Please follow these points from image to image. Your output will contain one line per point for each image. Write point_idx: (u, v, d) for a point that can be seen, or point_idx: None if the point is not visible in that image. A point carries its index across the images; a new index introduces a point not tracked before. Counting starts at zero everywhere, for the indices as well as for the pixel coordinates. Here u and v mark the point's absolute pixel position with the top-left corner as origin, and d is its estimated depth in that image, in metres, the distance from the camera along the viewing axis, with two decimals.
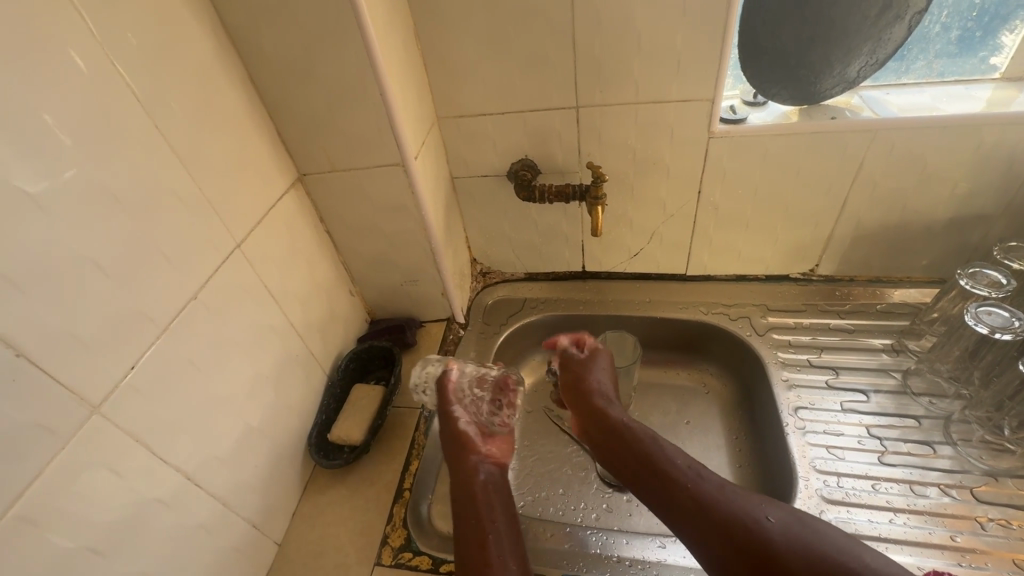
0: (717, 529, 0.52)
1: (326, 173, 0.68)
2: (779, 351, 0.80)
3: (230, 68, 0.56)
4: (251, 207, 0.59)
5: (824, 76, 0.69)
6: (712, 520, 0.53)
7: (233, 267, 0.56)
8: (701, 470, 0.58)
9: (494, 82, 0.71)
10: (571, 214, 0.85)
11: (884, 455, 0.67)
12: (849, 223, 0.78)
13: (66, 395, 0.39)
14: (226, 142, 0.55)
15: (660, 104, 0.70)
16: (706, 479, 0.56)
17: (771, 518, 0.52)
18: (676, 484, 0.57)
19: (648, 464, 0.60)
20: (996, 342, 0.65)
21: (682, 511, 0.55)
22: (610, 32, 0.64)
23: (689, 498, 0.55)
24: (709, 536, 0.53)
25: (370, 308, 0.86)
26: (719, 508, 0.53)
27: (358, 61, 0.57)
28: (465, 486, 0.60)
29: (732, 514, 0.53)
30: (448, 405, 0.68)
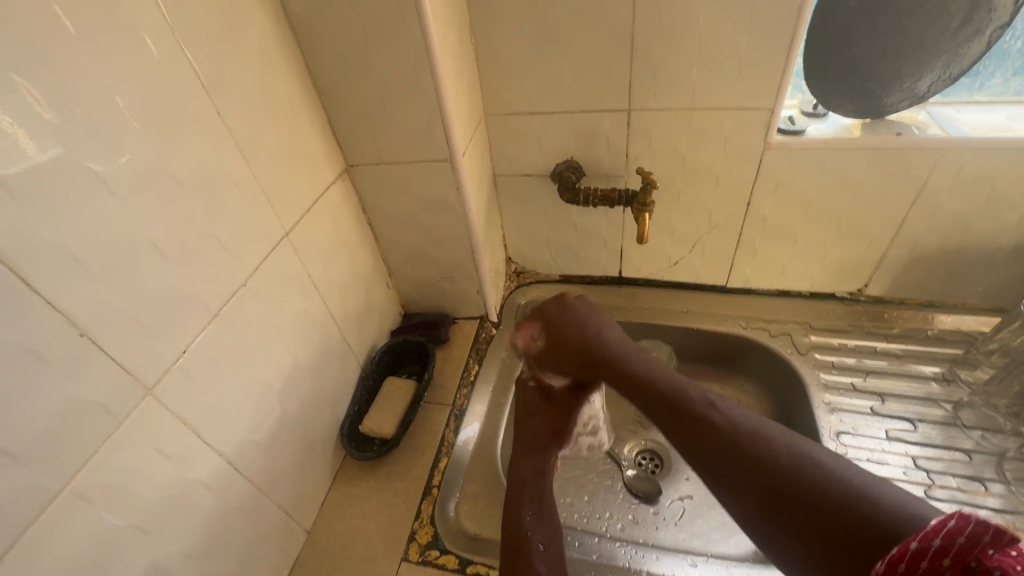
0: (731, 467, 0.44)
1: (373, 165, 0.68)
2: (821, 372, 0.77)
3: (288, 57, 0.56)
4: (299, 195, 0.59)
5: (892, 90, 0.66)
6: (730, 448, 0.45)
7: (281, 255, 0.56)
8: (707, 399, 0.50)
9: (546, 81, 0.70)
10: (613, 219, 0.83)
11: (930, 489, 0.65)
12: (905, 244, 0.75)
13: (123, 375, 0.39)
14: (281, 131, 0.55)
15: (716, 111, 0.68)
16: (721, 409, 0.48)
17: (777, 445, 0.44)
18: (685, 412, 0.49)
19: (657, 395, 0.53)
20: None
21: (703, 449, 0.46)
22: (670, 35, 0.63)
23: (699, 424, 0.48)
24: (728, 468, 0.44)
25: (404, 301, 0.86)
26: (726, 441, 0.45)
27: (414, 55, 0.56)
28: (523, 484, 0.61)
29: (742, 445, 0.44)
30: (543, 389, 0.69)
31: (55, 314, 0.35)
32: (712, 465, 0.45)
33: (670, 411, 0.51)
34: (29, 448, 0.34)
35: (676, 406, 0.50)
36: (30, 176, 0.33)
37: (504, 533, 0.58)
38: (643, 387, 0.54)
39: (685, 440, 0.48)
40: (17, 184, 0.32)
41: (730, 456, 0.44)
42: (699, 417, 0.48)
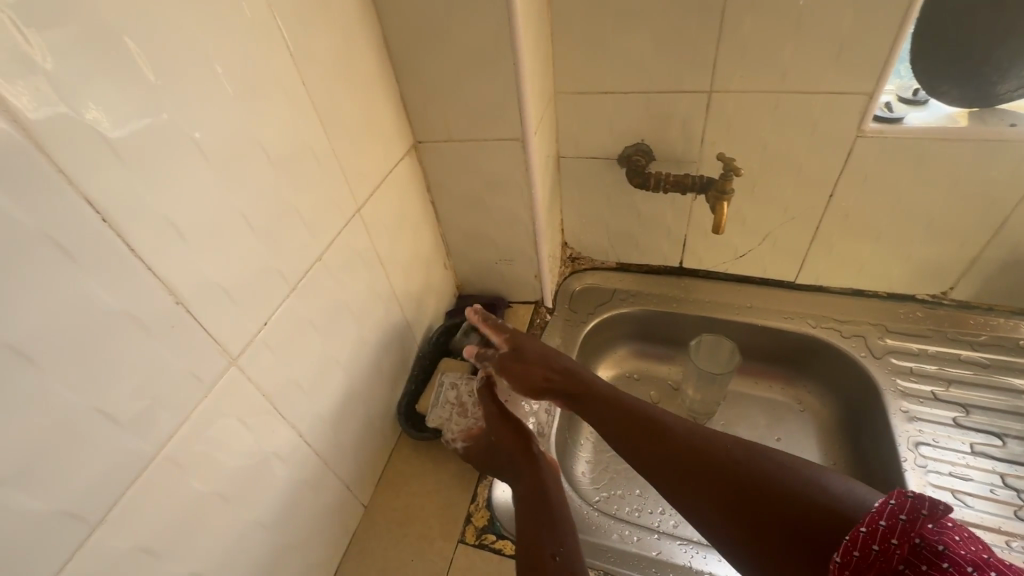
0: (689, 475, 0.51)
1: (441, 142, 0.66)
2: (898, 378, 0.72)
3: (367, 27, 0.54)
4: (371, 171, 0.58)
5: (1009, 76, 0.60)
6: (684, 458, 0.52)
7: (353, 232, 0.56)
8: (662, 413, 0.57)
9: (624, 58, 0.67)
10: (680, 207, 0.80)
11: (1020, 509, 0.60)
12: (1003, 246, 0.69)
13: (213, 345, 0.39)
14: (357, 103, 0.54)
15: (807, 95, 0.63)
16: (673, 421, 0.55)
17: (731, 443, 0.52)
18: (643, 429, 0.56)
19: (617, 415, 0.58)
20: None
21: (658, 460, 0.53)
22: (768, 13, 0.58)
23: (655, 438, 0.54)
24: (682, 476, 0.51)
25: (459, 282, 0.85)
26: (691, 448, 0.52)
27: (496, 28, 0.54)
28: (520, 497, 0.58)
29: (695, 454, 0.52)
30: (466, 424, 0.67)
31: (154, 280, 0.34)
32: (669, 475, 0.52)
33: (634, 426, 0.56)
34: (129, 414, 0.34)
35: (633, 423, 0.57)
36: (130, 141, 0.32)
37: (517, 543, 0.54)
38: (606, 406, 0.59)
39: (651, 453, 0.54)
40: (122, 146, 0.32)
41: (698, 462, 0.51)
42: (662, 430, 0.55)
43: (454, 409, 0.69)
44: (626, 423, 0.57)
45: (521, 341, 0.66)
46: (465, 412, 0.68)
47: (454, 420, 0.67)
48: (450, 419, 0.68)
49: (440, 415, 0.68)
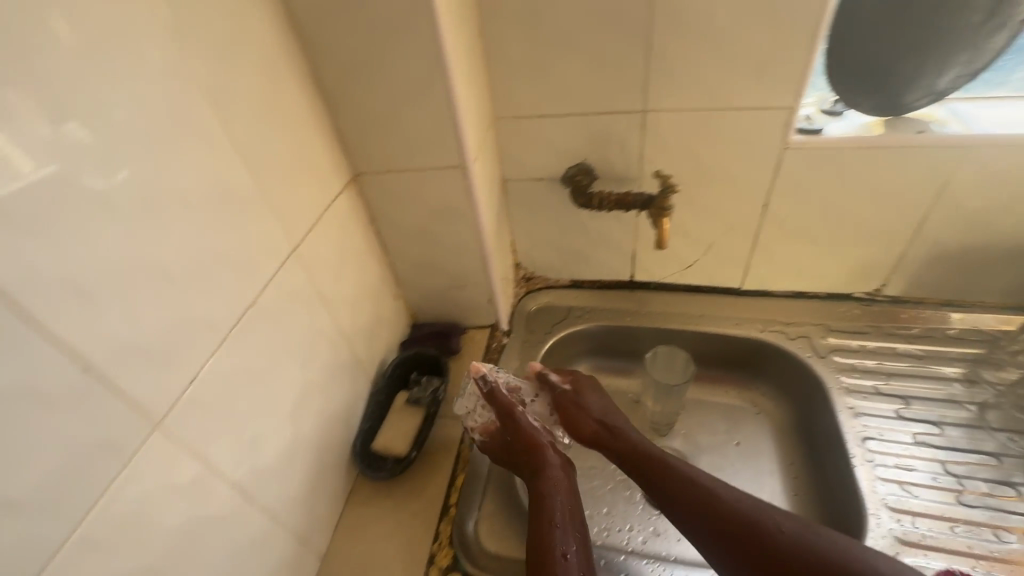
0: (744, 553, 0.52)
1: (381, 174, 0.65)
2: (842, 375, 0.75)
3: (293, 61, 0.53)
4: (307, 208, 0.56)
5: (913, 88, 0.64)
6: (738, 536, 0.53)
7: (290, 272, 0.54)
8: (711, 481, 0.58)
9: (558, 81, 0.68)
10: (626, 223, 0.81)
11: (961, 495, 0.63)
12: (925, 244, 0.74)
13: (130, 409, 0.36)
14: (286, 138, 0.53)
15: (734, 111, 0.66)
16: (723, 492, 0.56)
17: (782, 526, 0.53)
18: (693, 500, 0.56)
19: (665, 483, 0.59)
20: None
21: (711, 534, 0.54)
22: (690, 35, 0.61)
23: (705, 511, 0.55)
24: (738, 554, 0.53)
25: (411, 311, 0.83)
26: (743, 529, 0.53)
27: (427, 58, 0.54)
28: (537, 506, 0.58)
29: (749, 533, 0.53)
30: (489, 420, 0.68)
31: (54, 348, 0.32)
32: (724, 551, 0.54)
33: (683, 498, 0.57)
34: (31, 497, 0.31)
35: (684, 495, 0.57)
36: (21, 201, 0.30)
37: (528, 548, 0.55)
38: (655, 473, 0.60)
39: (698, 529, 0.55)
40: (7, 205, 0.29)
41: (749, 545, 0.52)
42: (713, 507, 0.55)
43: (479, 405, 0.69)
44: (677, 494, 0.58)
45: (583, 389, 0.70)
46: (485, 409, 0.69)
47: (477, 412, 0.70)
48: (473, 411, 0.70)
49: (464, 405, 0.70)
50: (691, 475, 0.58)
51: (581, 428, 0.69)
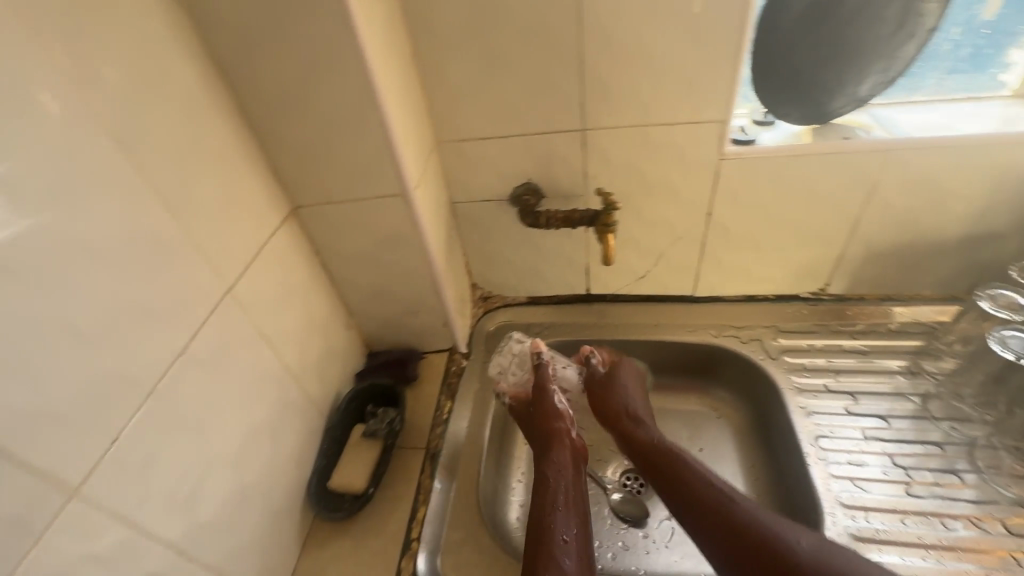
0: (754, 560, 0.53)
1: (321, 206, 0.64)
2: (793, 376, 0.77)
3: (216, 99, 0.52)
4: (242, 247, 0.55)
5: (836, 95, 0.67)
6: (750, 542, 0.54)
7: (225, 314, 0.52)
8: (731, 490, 0.59)
9: (497, 104, 0.68)
10: (577, 238, 0.82)
11: (910, 486, 0.65)
12: (860, 243, 0.77)
13: (41, 480, 0.35)
14: (212, 178, 0.51)
15: (670, 126, 0.67)
16: (740, 502, 0.57)
17: (802, 541, 0.52)
18: (707, 504, 0.58)
19: (681, 485, 0.61)
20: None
21: (720, 536, 0.55)
22: (619, 55, 0.62)
23: (718, 514, 0.57)
24: (746, 560, 0.53)
25: (366, 341, 0.81)
26: (761, 542, 0.53)
27: (355, 90, 0.53)
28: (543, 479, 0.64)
29: (762, 542, 0.53)
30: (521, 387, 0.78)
31: None
32: (732, 555, 0.54)
33: (702, 507, 0.58)
34: None
35: (701, 499, 0.58)
36: None
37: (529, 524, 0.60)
38: (673, 473, 0.62)
39: (714, 539, 0.56)
40: None
41: (767, 558, 0.52)
42: (733, 520, 0.55)
43: (513, 364, 0.80)
44: (692, 495, 0.59)
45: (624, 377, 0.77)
46: (519, 372, 0.79)
47: (510, 374, 0.79)
48: (506, 372, 0.79)
49: (498, 365, 0.80)
50: (708, 481, 0.60)
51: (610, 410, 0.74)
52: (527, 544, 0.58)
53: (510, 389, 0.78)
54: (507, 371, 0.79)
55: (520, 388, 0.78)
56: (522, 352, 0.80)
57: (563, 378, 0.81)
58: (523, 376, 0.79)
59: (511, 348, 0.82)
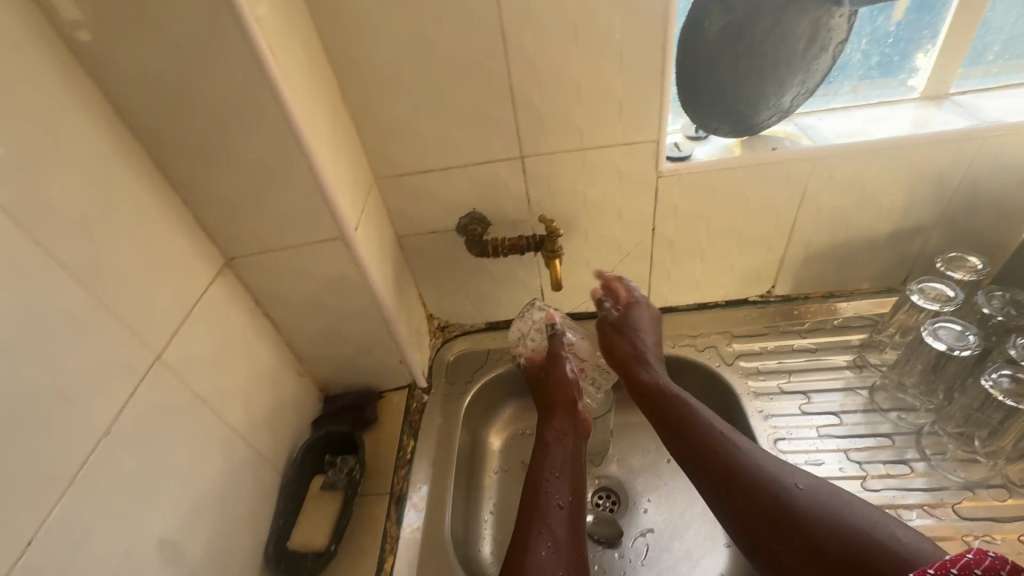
0: (747, 498, 0.55)
1: (256, 255, 0.61)
2: (749, 380, 0.79)
3: (130, 159, 0.50)
4: (171, 308, 0.52)
5: (762, 107, 0.69)
6: (743, 482, 0.56)
7: (155, 383, 0.49)
8: (733, 434, 0.60)
9: (433, 137, 0.67)
10: (529, 262, 0.82)
11: (867, 480, 0.66)
12: (799, 246, 0.80)
13: None
14: (128, 242, 0.48)
15: (606, 148, 0.68)
16: (739, 446, 0.59)
17: (798, 485, 0.54)
18: (707, 445, 0.59)
19: (682, 427, 0.62)
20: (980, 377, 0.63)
21: (716, 475, 0.58)
22: (548, 83, 0.63)
23: (715, 454, 0.58)
24: (739, 498, 0.56)
25: (320, 386, 0.78)
26: (759, 489, 0.55)
27: (279, 137, 0.52)
28: (543, 446, 0.69)
29: (757, 483, 0.55)
30: (537, 353, 0.81)
31: None
32: (726, 493, 0.57)
33: (704, 455, 0.59)
34: None
35: (703, 440, 0.60)
36: None
37: (524, 493, 0.65)
38: (676, 415, 0.64)
39: (715, 485, 0.58)
40: None
41: (760, 497, 0.55)
42: (733, 466, 0.57)
43: (533, 330, 0.81)
44: (692, 435, 0.61)
45: (637, 319, 0.74)
46: (539, 338, 0.81)
47: (529, 339, 0.82)
48: (526, 336, 0.82)
49: (519, 329, 0.82)
50: (710, 424, 0.61)
51: (619, 351, 0.73)
52: (522, 510, 0.62)
53: (526, 352, 0.82)
54: (526, 335, 0.82)
55: (537, 353, 0.81)
56: (542, 318, 0.81)
57: (581, 348, 0.81)
58: (540, 341, 0.81)
59: (533, 313, 0.82)
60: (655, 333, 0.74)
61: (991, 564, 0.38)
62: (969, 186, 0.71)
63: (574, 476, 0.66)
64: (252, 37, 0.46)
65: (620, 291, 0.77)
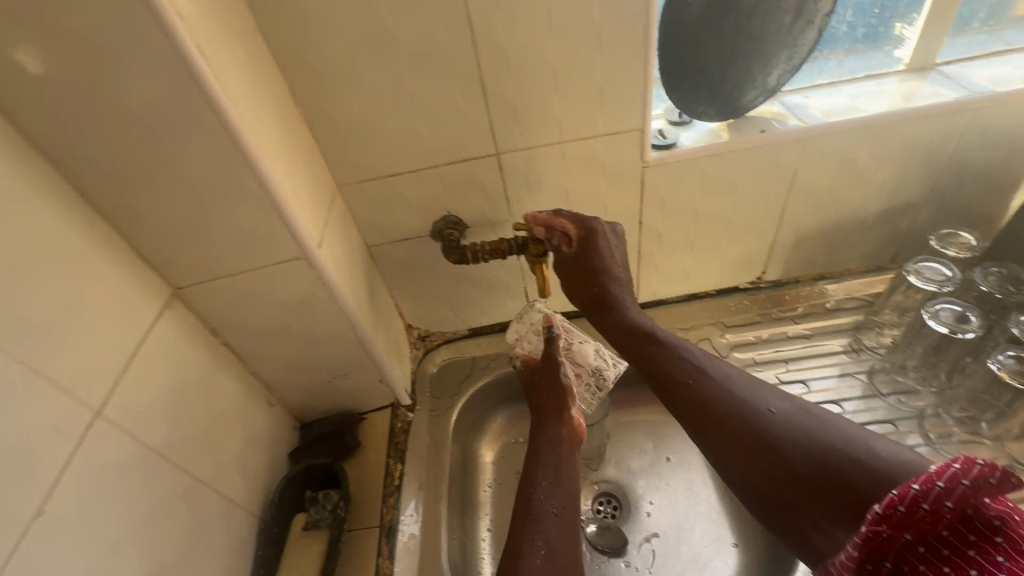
0: (725, 429, 0.49)
1: (207, 283, 0.54)
2: (746, 371, 0.76)
3: (44, 189, 0.42)
4: (109, 356, 0.46)
5: (747, 88, 0.66)
6: (717, 413, 0.50)
7: (97, 444, 0.43)
8: (703, 361, 0.55)
9: (398, 138, 0.61)
10: (510, 263, 0.77)
11: None
12: (790, 230, 0.77)
13: None
14: (45, 284, 0.41)
15: (587, 140, 0.63)
16: (710, 375, 0.53)
17: (772, 411, 0.48)
18: (676, 379, 0.54)
19: (651, 366, 0.57)
20: (986, 360, 0.63)
21: (690, 409, 0.52)
22: (521, 73, 0.57)
23: (686, 388, 0.53)
24: (718, 433, 0.49)
25: (295, 415, 0.72)
26: (733, 420, 0.49)
27: (219, 151, 0.45)
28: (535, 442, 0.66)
29: (730, 411, 0.49)
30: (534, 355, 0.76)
31: None
32: (705, 428, 0.51)
33: (677, 393, 0.53)
34: None
35: (672, 375, 0.55)
36: None
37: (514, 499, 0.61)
38: (645, 355, 0.58)
39: (691, 418, 0.52)
40: None
41: (735, 428, 0.48)
42: (705, 397, 0.51)
43: (530, 332, 0.76)
44: (661, 372, 0.56)
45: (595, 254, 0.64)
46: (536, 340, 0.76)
47: (526, 342, 0.76)
48: (523, 338, 0.77)
49: (516, 331, 0.77)
50: (677, 358, 0.56)
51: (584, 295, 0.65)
52: (513, 515, 0.59)
53: (523, 354, 0.77)
54: (524, 337, 0.77)
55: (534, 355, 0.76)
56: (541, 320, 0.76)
57: (580, 353, 0.74)
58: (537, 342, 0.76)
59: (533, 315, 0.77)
60: (619, 264, 0.65)
61: (980, 473, 0.32)
62: (959, 159, 0.69)
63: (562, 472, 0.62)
64: (175, 36, 0.39)
65: (563, 225, 0.64)
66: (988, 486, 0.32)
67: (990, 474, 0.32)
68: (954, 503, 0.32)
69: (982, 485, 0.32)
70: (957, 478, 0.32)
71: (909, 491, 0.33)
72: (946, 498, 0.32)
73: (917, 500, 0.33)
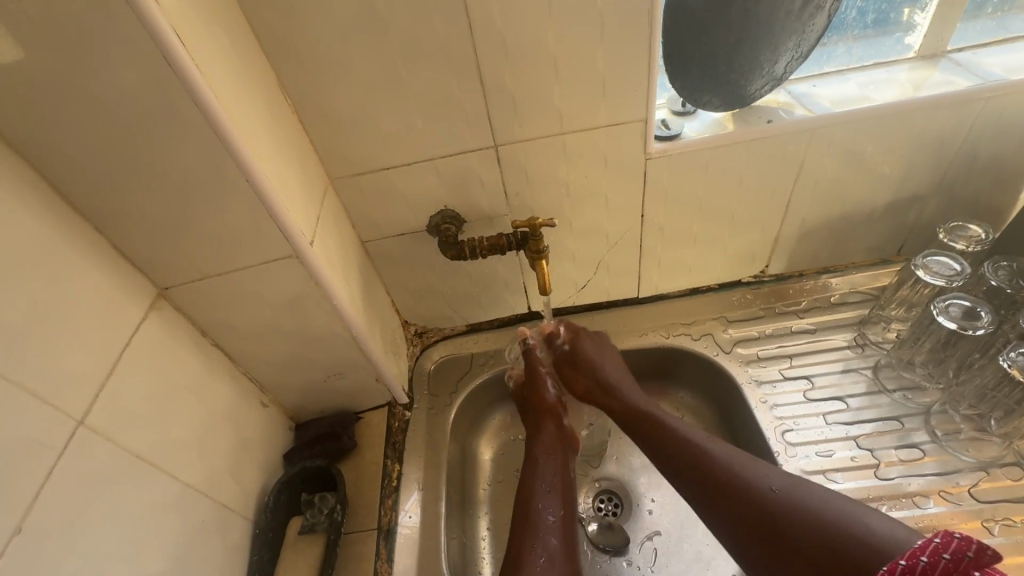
0: (732, 506, 0.50)
1: (194, 283, 0.52)
2: (749, 367, 0.74)
3: (19, 187, 0.40)
4: (92, 362, 0.44)
5: (754, 76, 0.63)
6: (723, 491, 0.51)
7: (81, 455, 0.42)
8: (705, 438, 0.57)
9: (392, 130, 0.59)
10: (509, 259, 0.74)
11: (880, 469, 0.63)
12: (795, 222, 0.75)
13: None
14: (22, 289, 0.39)
15: (588, 131, 0.61)
16: (716, 449, 0.55)
17: (774, 489, 0.50)
18: (683, 455, 0.56)
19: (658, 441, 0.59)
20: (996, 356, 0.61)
21: (699, 486, 0.53)
22: (520, 62, 0.55)
23: (693, 465, 0.55)
24: (727, 513, 0.51)
25: (289, 415, 0.70)
26: (737, 494, 0.51)
27: (201, 146, 0.43)
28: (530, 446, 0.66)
29: (734, 487, 0.51)
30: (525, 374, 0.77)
31: None
32: (714, 506, 0.52)
33: (685, 470, 0.55)
34: None
35: (678, 449, 0.57)
36: None
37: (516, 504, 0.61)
38: (651, 432, 0.60)
39: (701, 496, 0.53)
40: None
41: (741, 503, 0.50)
42: (710, 474, 0.53)
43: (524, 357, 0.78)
44: (669, 447, 0.58)
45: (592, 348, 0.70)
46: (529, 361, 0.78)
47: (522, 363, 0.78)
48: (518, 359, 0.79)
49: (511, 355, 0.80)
50: (682, 432, 0.58)
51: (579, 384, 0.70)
52: (512, 525, 0.59)
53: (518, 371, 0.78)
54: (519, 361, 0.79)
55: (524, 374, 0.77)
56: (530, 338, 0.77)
57: None
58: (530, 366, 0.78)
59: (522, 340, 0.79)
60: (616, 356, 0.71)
61: (958, 547, 0.36)
62: (970, 150, 0.68)
63: (566, 489, 0.63)
64: (151, 23, 0.36)
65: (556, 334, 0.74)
66: (968, 560, 0.36)
67: (967, 547, 0.36)
68: (939, 574, 0.36)
69: (960, 559, 0.36)
70: (939, 551, 0.37)
71: (900, 564, 0.38)
72: (931, 571, 0.37)
73: (907, 573, 0.38)
